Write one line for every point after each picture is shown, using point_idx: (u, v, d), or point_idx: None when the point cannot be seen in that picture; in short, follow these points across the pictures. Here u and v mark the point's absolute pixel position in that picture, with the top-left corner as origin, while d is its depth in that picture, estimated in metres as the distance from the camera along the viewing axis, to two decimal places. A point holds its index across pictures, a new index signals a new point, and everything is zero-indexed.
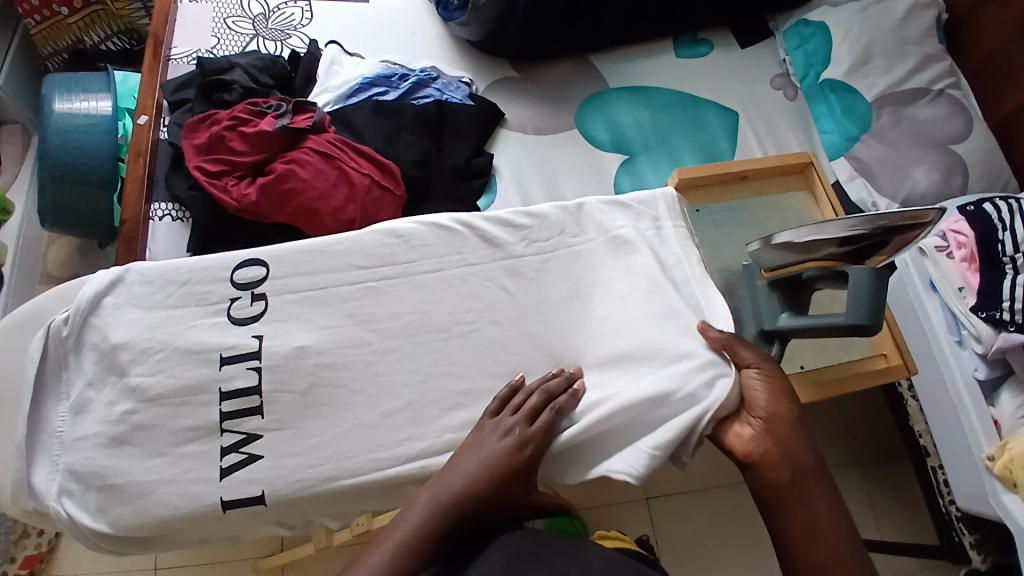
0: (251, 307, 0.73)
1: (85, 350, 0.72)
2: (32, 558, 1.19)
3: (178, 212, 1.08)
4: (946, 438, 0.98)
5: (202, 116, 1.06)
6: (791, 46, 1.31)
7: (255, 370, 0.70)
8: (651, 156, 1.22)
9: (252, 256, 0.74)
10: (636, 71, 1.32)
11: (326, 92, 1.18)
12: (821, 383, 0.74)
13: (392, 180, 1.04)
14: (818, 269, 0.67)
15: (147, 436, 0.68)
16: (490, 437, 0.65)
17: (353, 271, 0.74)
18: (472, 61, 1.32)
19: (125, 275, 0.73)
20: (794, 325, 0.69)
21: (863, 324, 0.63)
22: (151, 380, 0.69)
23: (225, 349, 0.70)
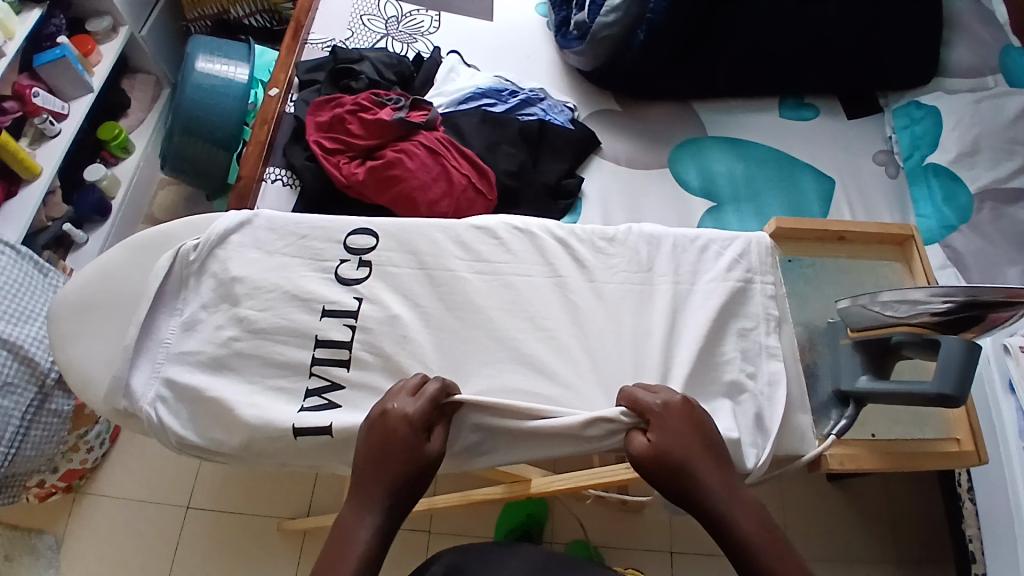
0: (357, 270, 0.79)
1: (205, 276, 0.79)
2: (73, 472, 1.25)
3: (289, 178, 1.15)
4: (999, 547, 0.94)
5: (329, 98, 1.15)
6: (899, 125, 1.31)
7: (350, 328, 0.76)
8: (738, 209, 1.23)
9: (365, 226, 0.82)
10: (737, 124, 1.34)
11: (440, 95, 1.25)
12: (890, 455, 0.72)
13: (487, 184, 1.09)
14: (909, 334, 0.67)
15: (243, 363, 0.74)
16: (398, 429, 0.64)
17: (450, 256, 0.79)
18: (578, 90, 1.38)
19: (255, 219, 0.82)
20: (874, 388, 0.69)
21: (951, 395, 0.63)
22: (260, 314, 0.76)
23: (328, 303, 0.77)
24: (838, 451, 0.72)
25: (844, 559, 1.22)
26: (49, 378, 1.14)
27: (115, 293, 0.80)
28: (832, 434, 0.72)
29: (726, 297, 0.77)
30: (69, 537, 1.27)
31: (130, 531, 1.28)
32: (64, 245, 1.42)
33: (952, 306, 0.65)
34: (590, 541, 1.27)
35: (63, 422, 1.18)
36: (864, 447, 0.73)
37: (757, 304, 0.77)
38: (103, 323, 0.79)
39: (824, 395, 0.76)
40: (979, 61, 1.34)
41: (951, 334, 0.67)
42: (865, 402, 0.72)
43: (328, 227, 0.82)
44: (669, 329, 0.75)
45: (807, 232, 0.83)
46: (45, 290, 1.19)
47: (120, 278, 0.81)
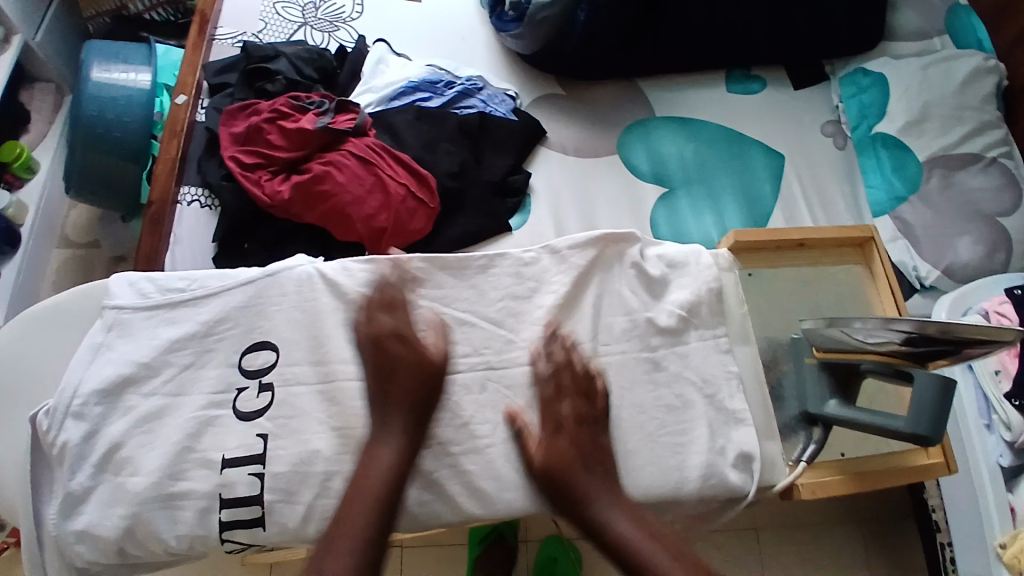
0: (257, 400, 0.66)
1: (129, 405, 0.66)
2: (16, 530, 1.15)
3: (207, 198, 1.07)
4: (958, 522, 0.98)
5: (244, 105, 1.04)
6: (846, 94, 1.28)
7: (258, 477, 0.63)
8: (691, 193, 1.20)
9: (260, 339, 0.68)
10: (686, 103, 1.30)
11: (369, 92, 1.15)
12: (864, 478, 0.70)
13: (427, 191, 1.01)
14: (876, 363, 0.65)
15: (145, 454, 0.64)
16: (403, 349, 0.63)
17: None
18: (520, 74, 1.29)
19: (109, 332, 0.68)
20: (844, 415, 0.67)
21: (922, 434, 0.61)
22: (117, 436, 0.64)
23: (228, 450, 0.64)
24: (809, 480, 0.70)
25: (807, 529, 1.27)
26: None
27: (14, 376, 0.71)
28: (803, 460, 0.70)
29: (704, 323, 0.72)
30: None
31: None
32: None
33: (919, 339, 0.61)
34: (566, 536, 1.26)
35: None
36: (832, 469, 0.72)
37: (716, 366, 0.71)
38: (8, 409, 0.70)
39: (790, 415, 0.73)
40: (921, 25, 1.32)
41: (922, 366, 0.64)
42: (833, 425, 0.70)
43: (206, 278, 0.71)
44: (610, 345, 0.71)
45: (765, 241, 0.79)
46: None
47: (19, 361, 0.71)
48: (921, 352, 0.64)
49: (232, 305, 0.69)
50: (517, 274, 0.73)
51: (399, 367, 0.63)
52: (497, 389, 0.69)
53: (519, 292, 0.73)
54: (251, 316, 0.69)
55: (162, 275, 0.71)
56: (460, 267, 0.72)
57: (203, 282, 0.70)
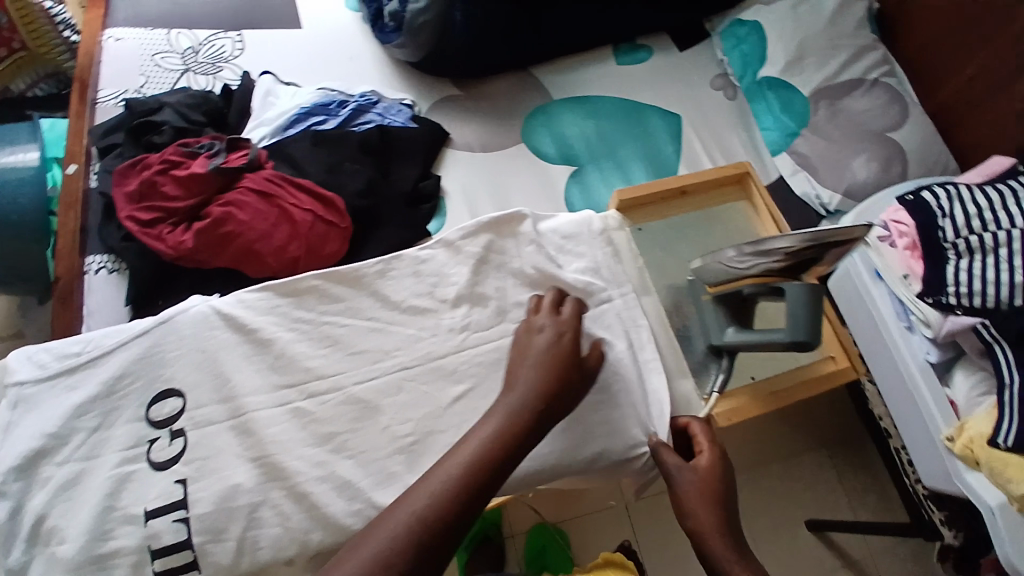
0: (168, 447, 0.68)
1: (47, 478, 0.67)
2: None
3: (114, 262, 1.04)
4: (909, 426, 1.00)
5: (133, 161, 1.02)
6: (727, 47, 1.33)
7: (184, 522, 0.65)
8: (600, 166, 1.22)
9: (164, 388, 0.70)
10: (580, 81, 1.33)
11: (262, 126, 1.14)
12: (776, 396, 0.76)
13: (335, 213, 1.01)
14: (757, 286, 0.69)
15: (70, 520, 0.66)
16: (533, 339, 0.69)
17: (295, 315, 0.74)
18: (414, 81, 1.30)
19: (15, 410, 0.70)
20: (742, 341, 0.72)
21: (804, 340, 0.66)
22: (41, 507, 0.66)
23: (149, 501, 0.66)
24: (723, 409, 0.76)
25: (781, 463, 1.31)
26: None
27: None
28: (715, 391, 0.75)
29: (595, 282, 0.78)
30: None
31: None
32: None
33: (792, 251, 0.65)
34: (548, 521, 1.26)
35: None
36: (746, 393, 0.77)
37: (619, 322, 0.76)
38: None
39: (698, 352, 0.78)
40: None
41: (799, 276, 0.69)
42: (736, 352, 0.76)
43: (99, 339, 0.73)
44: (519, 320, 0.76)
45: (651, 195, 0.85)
46: None
47: None
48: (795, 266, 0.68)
49: (130, 360, 0.71)
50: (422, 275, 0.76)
51: (526, 351, 0.68)
52: (415, 383, 0.72)
53: (426, 285, 0.76)
54: (150, 365, 0.71)
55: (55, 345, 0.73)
56: (362, 280, 0.76)
57: (99, 343, 0.72)
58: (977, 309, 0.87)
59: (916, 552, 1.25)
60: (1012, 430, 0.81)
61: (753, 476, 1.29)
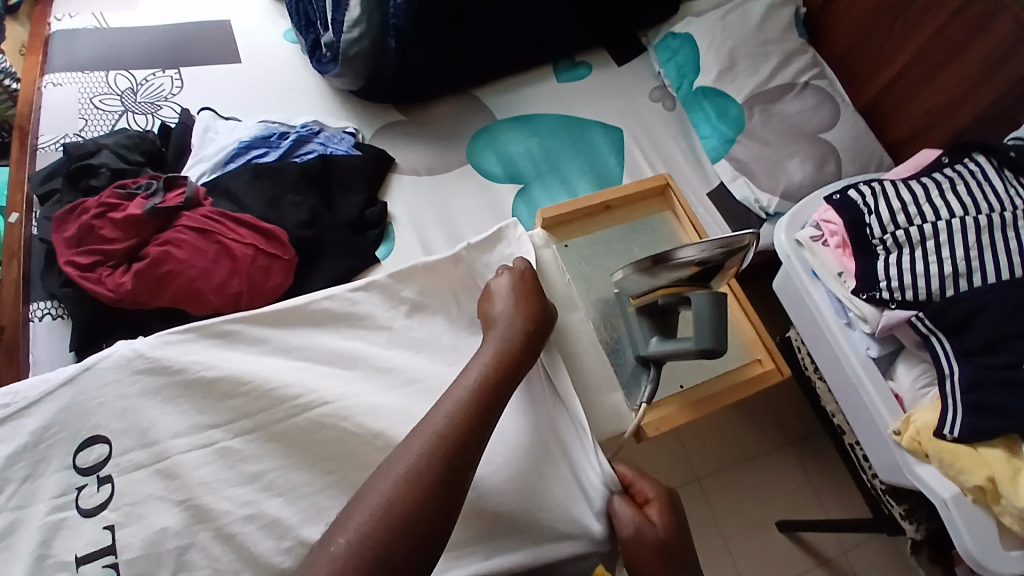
0: (98, 494, 0.67)
1: None
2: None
3: (59, 308, 1.03)
4: (860, 422, 1.01)
5: (71, 207, 1.01)
6: (663, 59, 1.37)
7: (112, 569, 0.63)
8: (544, 182, 1.24)
9: (88, 435, 0.69)
10: (522, 100, 1.35)
11: (202, 162, 1.14)
12: (703, 404, 0.80)
13: (278, 245, 1.01)
14: (671, 296, 0.75)
15: None
16: (495, 300, 0.76)
17: (219, 355, 0.75)
18: (357, 109, 1.31)
19: None
20: (660, 351, 0.75)
21: (711, 348, 0.70)
22: None
23: (79, 549, 0.64)
24: (652, 419, 0.79)
25: (748, 466, 1.32)
26: None
27: None
28: (643, 402, 0.77)
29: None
30: None
31: None
32: None
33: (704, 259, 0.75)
34: None
35: None
36: (676, 402, 0.81)
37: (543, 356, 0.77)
38: None
39: (630, 365, 0.81)
40: None
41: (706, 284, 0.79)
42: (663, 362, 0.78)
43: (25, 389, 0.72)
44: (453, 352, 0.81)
45: (573, 213, 0.90)
46: None
47: None
48: (704, 274, 0.78)
49: (61, 405, 0.70)
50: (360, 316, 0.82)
51: (492, 312, 0.75)
52: (350, 424, 0.72)
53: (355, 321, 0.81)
54: (80, 408, 0.70)
55: None
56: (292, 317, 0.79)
57: (29, 390, 0.71)
58: (910, 301, 0.90)
59: (889, 547, 1.26)
60: (956, 420, 0.83)
61: (722, 482, 1.31)
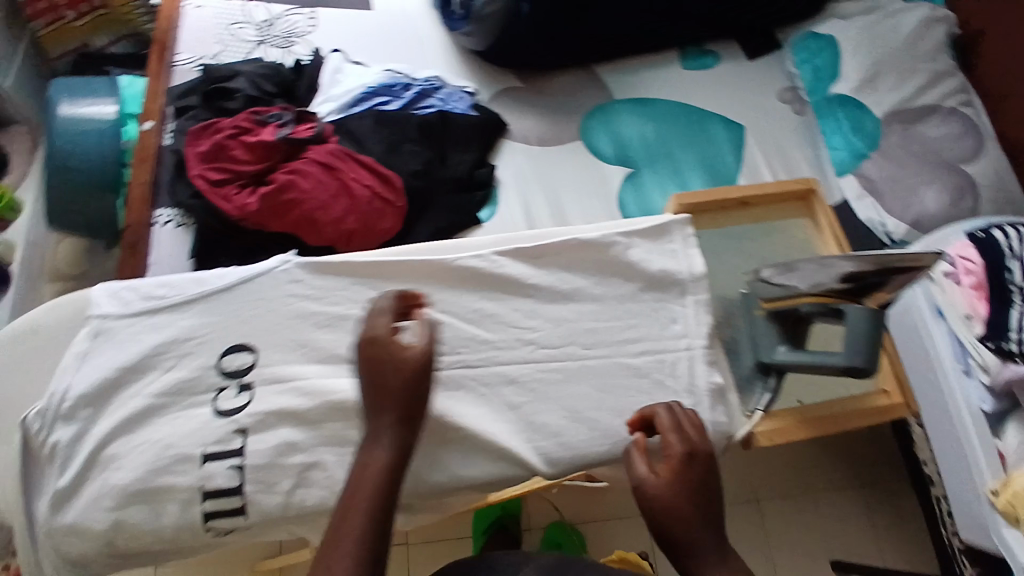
0: (238, 399, 0.68)
1: (111, 410, 0.67)
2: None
3: (181, 217, 1.09)
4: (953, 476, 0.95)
5: (206, 124, 1.06)
6: (799, 60, 1.30)
7: (237, 470, 0.65)
8: (656, 171, 1.21)
9: (239, 341, 0.70)
10: (642, 83, 1.31)
11: (329, 101, 1.17)
12: (816, 422, 0.75)
13: (393, 191, 1.04)
14: (815, 305, 0.69)
15: (128, 458, 0.65)
16: (388, 344, 0.59)
17: (373, 294, 0.72)
18: (477, 71, 1.32)
19: (99, 327, 0.69)
20: (793, 360, 0.71)
21: (857, 365, 0.67)
22: (102, 436, 0.65)
23: (209, 445, 0.66)
24: (767, 428, 0.74)
25: (814, 497, 1.28)
26: None
27: None
28: (759, 409, 0.74)
29: (663, 297, 0.75)
30: None
31: None
32: None
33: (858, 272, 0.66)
34: (567, 520, 1.28)
35: None
36: (789, 415, 0.76)
37: (688, 360, 0.72)
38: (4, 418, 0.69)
39: (746, 368, 0.78)
40: None
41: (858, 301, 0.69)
42: (784, 372, 0.75)
43: (174, 281, 0.72)
44: (577, 327, 0.73)
45: (709, 203, 0.84)
46: None
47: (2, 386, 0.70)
48: (856, 289, 0.69)
49: (217, 310, 0.70)
50: (491, 274, 0.73)
51: (388, 357, 0.59)
52: (477, 383, 0.70)
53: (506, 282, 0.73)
54: (234, 318, 0.70)
55: (135, 282, 0.72)
56: (425, 264, 0.73)
57: (192, 280, 0.71)
58: None
59: None
60: None
61: (785, 508, 1.27)
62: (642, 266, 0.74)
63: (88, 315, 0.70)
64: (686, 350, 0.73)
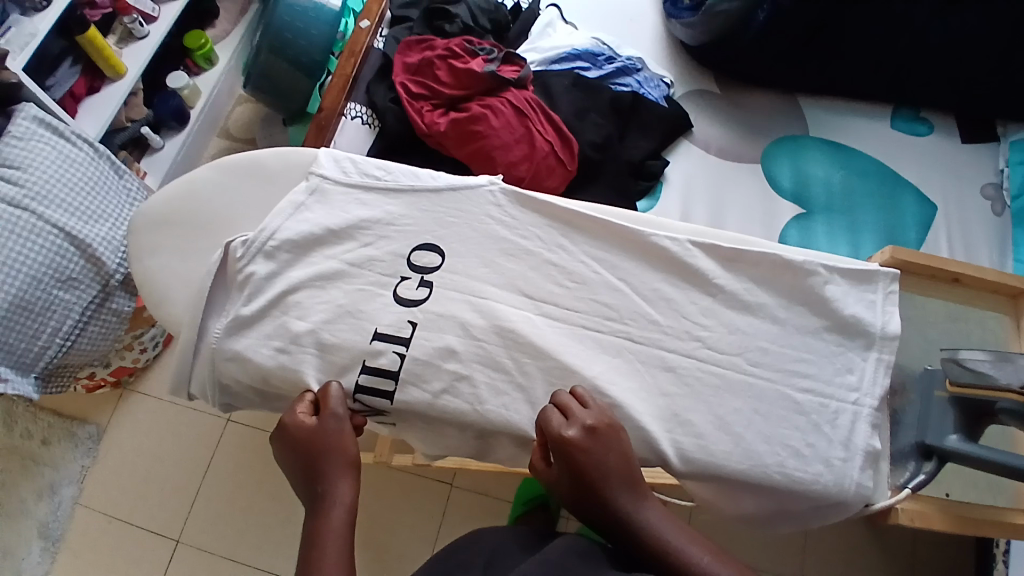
0: (416, 291, 0.73)
1: (304, 263, 0.73)
2: (123, 369, 1.30)
3: (369, 117, 1.15)
4: None
5: (421, 39, 1.12)
6: (1014, 159, 1.19)
7: (398, 357, 0.70)
8: (829, 219, 1.15)
9: (430, 242, 0.74)
10: (844, 127, 1.25)
11: (534, 51, 1.20)
12: (960, 518, 0.72)
13: (569, 154, 1.04)
14: (1017, 403, 0.64)
15: (305, 311, 0.72)
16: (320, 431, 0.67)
17: (561, 241, 0.75)
18: (680, 63, 1.29)
19: (322, 184, 0.76)
20: (966, 450, 0.68)
21: None
22: (294, 281, 0.72)
23: (382, 324, 0.71)
24: (911, 506, 0.71)
25: None
26: (112, 279, 1.19)
27: (204, 214, 0.79)
28: (907, 486, 0.70)
29: (845, 344, 0.72)
30: (109, 430, 1.34)
31: (165, 445, 1.33)
32: (141, 148, 1.45)
33: None
34: None
35: (121, 322, 1.23)
36: (935, 502, 0.73)
37: (850, 415, 0.70)
38: (207, 236, 0.78)
39: (905, 443, 0.74)
40: None
41: None
42: (948, 461, 0.70)
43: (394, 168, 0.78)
44: (734, 342, 0.71)
45: (922, 267, 0.82)
46: (119, 192, 1.23)
47: (216, 205, 0.79)
48: None
49: (423, 210, 0.76)
50: (667, 262, 0.74)
51: (318, 435, 0.67)
52: (634, 356, 0.71)
53: (686, 279, 0.73)
54: (437, 222, 0.75)
55: (361, 157, 0.78)
56: (617, 228, 0.74)
57: (409, 174, 0.77)
58: None
59: None
60: None
61: None
62: (829, 305, 0.72)
63: (312, 171, 0.77)
64: (853, 404, 0.71)
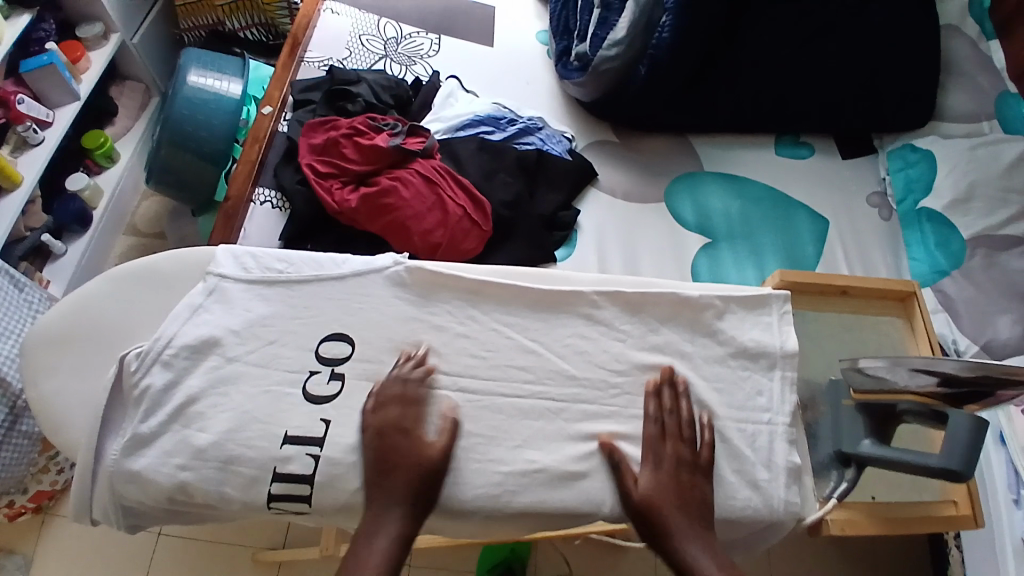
0: (326, 385, 0.71)
1: (200, 368, 0.70)
2: (42, 494, 1.19)
3: (279, 200, 1.15)
4: None
5: (323, 120, 1.13)
6: (894, 167, 1.32)
7: (313, 458, 0.68)
8: (733, 246, 1.22)
9: (338, 331, 0.73)
10: (733, 160, 1.34)
11: (439, 120, 1.24)
12: (888, 520, 0.75)
13: (482, 215, 1.07)
14: (915, 404, 0.70)
15: (208, 419, 0.68)
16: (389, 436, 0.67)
17: (470, 312, 0.75)
18: (578, 119, 1.37)
19: (220, 284, 0.74)
20: (878, 454, 0.72)
21: (955, 470, 0.67)
22: (192, 391, 0.69)
23: (291, 427, 0.69)
24: (839, 516, 0.75)
25: None
26: (20, 399, 1.09)
27: (98, 327, 0.75)
28: (833, 497, 0.74)
29: (750, 367, 0.76)
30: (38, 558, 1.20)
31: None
32: (42, 256, 1.36)
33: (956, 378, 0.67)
34: None
35: (33, 444, 1.13)
36: (863, 509, 0.76)
37: (766, 437, 0.73)
38: (101, 350, 0.74)
39: (825, 454, 0.78)
40: (975, 107, 1.34)
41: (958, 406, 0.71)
42: (866, 466, 0.74)
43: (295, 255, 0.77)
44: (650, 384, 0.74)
45: (809, 286, 0.86)
46: (20, 305, 1.14)
47: (111, 316, 0.75)
48: (952, 394, 0.70)
49: (330, 296, 0.75)
50: (578, 314, 0.76)
51: (387, 444, 0.66)
52: (550, 412, 0.72)
53: (597, 329, 0.76)
54: (344, 307, 0.74)
55: (260, 249, 0.77)
56: (526, 290, 0.76)
57: (311, 261, 0.76)
58: None
59: None
60: None
61: None
62: (731, 336, 0.76)
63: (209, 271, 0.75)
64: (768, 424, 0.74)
